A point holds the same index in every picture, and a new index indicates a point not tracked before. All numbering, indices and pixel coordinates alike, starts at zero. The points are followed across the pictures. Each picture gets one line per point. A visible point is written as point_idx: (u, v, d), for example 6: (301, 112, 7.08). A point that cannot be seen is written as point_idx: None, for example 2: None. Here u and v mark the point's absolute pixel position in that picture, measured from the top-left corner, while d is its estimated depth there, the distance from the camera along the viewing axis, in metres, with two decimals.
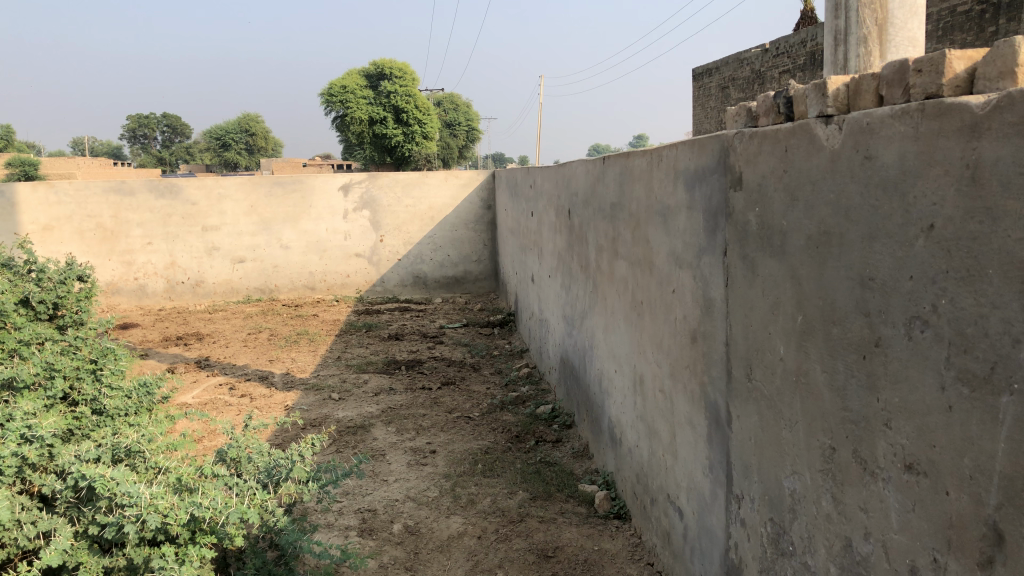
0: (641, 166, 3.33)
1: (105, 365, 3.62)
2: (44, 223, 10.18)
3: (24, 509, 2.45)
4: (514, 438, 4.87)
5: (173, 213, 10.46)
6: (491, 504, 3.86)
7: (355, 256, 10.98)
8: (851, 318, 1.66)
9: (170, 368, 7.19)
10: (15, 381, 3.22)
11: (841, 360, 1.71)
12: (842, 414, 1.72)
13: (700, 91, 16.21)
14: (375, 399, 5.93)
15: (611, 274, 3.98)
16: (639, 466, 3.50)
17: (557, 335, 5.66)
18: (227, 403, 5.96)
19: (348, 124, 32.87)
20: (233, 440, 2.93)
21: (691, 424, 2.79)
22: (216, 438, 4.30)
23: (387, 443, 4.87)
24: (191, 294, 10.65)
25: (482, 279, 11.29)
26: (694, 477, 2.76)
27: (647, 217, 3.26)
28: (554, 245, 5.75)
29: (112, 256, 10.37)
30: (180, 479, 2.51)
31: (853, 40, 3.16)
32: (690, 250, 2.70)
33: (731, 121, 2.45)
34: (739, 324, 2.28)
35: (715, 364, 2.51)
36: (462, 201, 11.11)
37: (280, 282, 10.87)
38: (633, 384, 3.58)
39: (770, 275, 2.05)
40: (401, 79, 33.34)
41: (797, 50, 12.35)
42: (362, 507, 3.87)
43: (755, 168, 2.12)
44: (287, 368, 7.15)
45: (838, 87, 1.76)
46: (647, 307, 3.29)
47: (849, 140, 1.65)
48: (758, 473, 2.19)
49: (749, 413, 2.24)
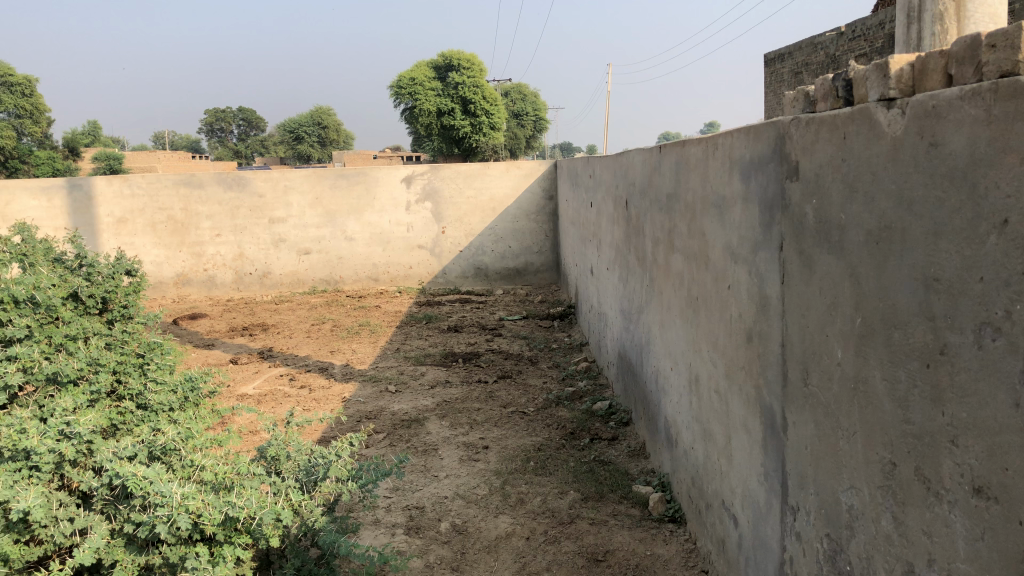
0: (697, 155, 3.17)
1: (151, 360, 3.67)
2: (118, 216, 10.47)
3: (61, 506, 2.49)
4: (569, 435, 4.77)
5: (241, 205, 10.63)
6: (541, 504, 3.77)
7: (417, 248, 10.99)
8: (914, 322, 1.51)
9: (234, 359, 7.30)
10: (59, 375, 3.29)
11: (903, 369, 1.55)
12: (903, 426, 1.57)
13: (772, 77, 15.73)
14: (431, 392, 5.89)
15: (667, 268, 3.83)
16: (694, 469, 3.35)
17: (615, 329, 5.51)
18: (286, 395, 6.01)
19: (416, 116, 33.21)
20: (274, 437, 2.90)
21: (746, 429, 2.63)
22: (258, 434, 4.32)
23: (440, 437, 4.82)
24: (259, 285, 10.84)
25: (544, 271, 11.17)
26: (750, 485, 2.61)
27: (703, 208, 3.10)
28: (612, 237, 5.62)
29: (183, 248, 10.63)
30: (217, 477, 2.52)
31: (928, 17, 2.96)
32: (746, 244, 2.54)
33: (790, 106, 2.28)
34: (796, 324, 2.12)
35: (771, 366, 2.35)
36: (524, 191, 10.99)
37: (345, 273, 10.97)
38: (688, 383, 3.43)
39: (828, 273, 1.90)
40: (470, 69, 33.05)
41: (874, 33, 11.85)
42: (411, 504, 3.82)
43: (812, 156, 1.97)
44: (346, 359, 7.18)
45: (902, 67, 1.59)
46: (703, 303, 3.14)
47: (912, 125, 1.50)
48: (814, 485, 2.04)
49: (805, 420, 2.08)
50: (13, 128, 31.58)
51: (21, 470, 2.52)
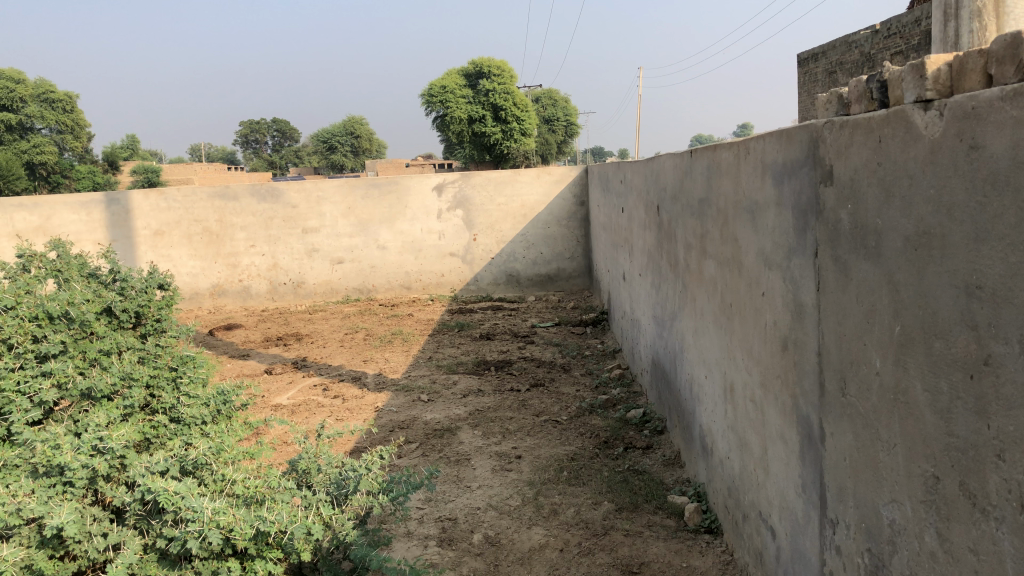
0: (728, 160, 3.12)
1: (184, 373, 3.70)
2: (155, 228, 10.63)
3: (95, 521, 2.53)
4: (602, 443, 4.72)
5: (275, 216, 10.72)
6: (575, 515, 3.73)
7: (449, 255, 11.00)
8: (956, 331, 1.45)
9: (268, 369, 7.35)
10: (94, 391, 3.38)
11: (945, 379, 1.50)
12: (946, 439, 1.51)
13: (806, 77, 15.54)
14: (464, 400, 5.87)
15: (699, 274, 3.78)
16: (730, 479, 3.30)
17: (648, 336, 5.46)
18: (319, 405, 6.04)
19: (447, 123, 33.37)
20: (305, 450, 2.90)
21: (783, 439, 2.57)
22: (289, 447, 4.34)
23: (472, 447, 4.80)
24: (293, 295, 10.92)
25: (576, 277, 11.12)
26: (787, 496, 2.55)
27: (735, 213, 3.05)
28: (644, 243, 5.57)
29: (218, 259, 10.75)
30: (248, 491, 2.54)
31: (966, 13, 2.89)
32: (780, 250, 2.49)
33: (823, 109, 2.23)
34: (833, 332, 2.07)
35: (807, 375, 2.30)
36: (555, 198, 10.95)
37: (377, 282, 11.02)
38: (723, 392, 3.38)
39: (864, 280, 1.85)
40: (500, 76, 33.11)
41: (910, 30, 11.66)
42: (443, 515, 3.80)
43: (847, 160, 1.92)
44: (379, 368, 7.19)
45: (939, 67, 1.55)
46: (737, 310, 3.08)
47: (951, 127, 1.44)
48: (853, 498, 1.98)
49: (844, 431, 2.03)
50: (54, 143, 32.27)
51: (55, 486, 2.57)
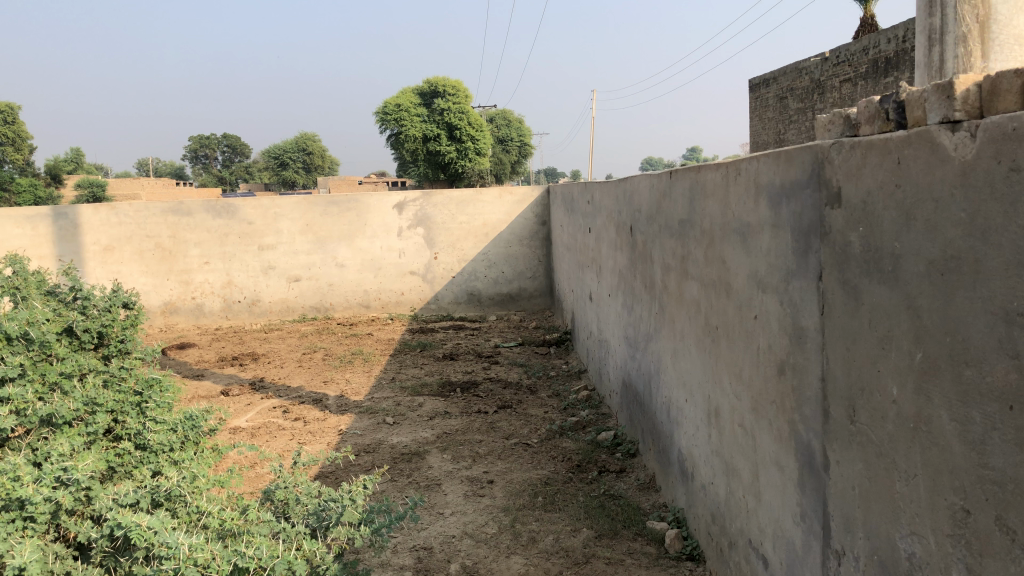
0: (715, 180, 3.09)
1: (150, 398, 3.54)
2: (105, 244, 10.30)
3: (57, 559, 2.40)
4: (575, 467, 4.64)
5: (230, 232, 10.47)
6: (553, 543, 3.63)
7: (410, 274, 10.86)
8: (992, 359, 1.41)
9: (224, 391, 7.11)
10: (54, 417, 3.20)
11: (977, 408, 1.45)
12: (979, 471, 1.46)
13: (757, 102, 15.82)
14: (430, 423, 5.74)
15: (679, 296, 3.73)
16: (714, 505, 3.23)
17: (618, 357, 5.40)
18: (280, 428, 5.85)
19: (402, 141, 33.28)
20: (282, 479, 2.78)
21: (778, 466, 2.52)
22: (260, 477, 4.20)
23: (443, 472, 4.68)
24: (247, 313, 10.65)
25: (537, 297, 11.07)
26: (782, 524, 2.49)
27: (722, 234, 3.02)
28: (614, 263, 5.53)
29: (171, 275, 10.45)
30: (224, 524, 2.43)
31: (950, 39, 2.91)
32: (776, 274, 2.45)
33: (823, 130, 2.21)
34: (840, 358, 2.02)
35: (807, 401, 2.25)
36: (517, 217, 10.91)
37: (335, 300, 10.80)
38: (706, 415, 3.32)
39: (879, 305, 1.79)
40: (455, 95, 33.10)
41: (858, 58, 11.94)
42: (418, 544, 3.68)
43: (858, 182, 1.88)
44: (341, 390, 7.00)
45: (969, 88, 1.53)
46: (724, 333, 3.03)
47: (986, 149, 1.40)
48: (864, 530, 1.93)
49: (852, 459, 1.97)
50: None
51: (15, 521, 2.42)
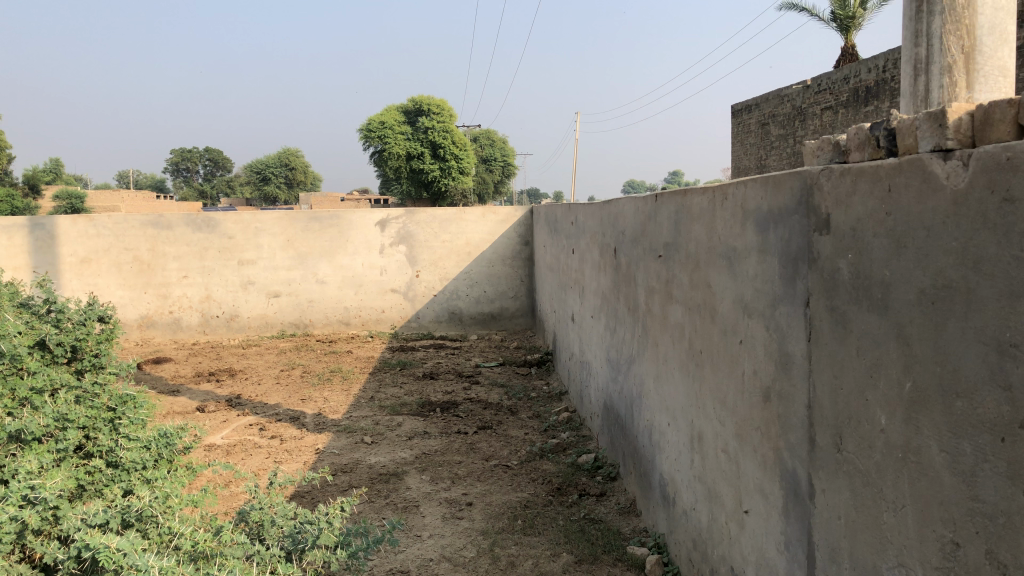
0: (701, 204, 3.09)
1: (124, 414, 3.48)
2: (82, 255, 10.19)
3: None
4: (555, 490, 4.60)
5: (210, 247, 10.38)
6: (532, 568, 3.58)
7: (390, 291, 10.80)
8: (983, 390, 1.39)
9: (200, 407, 7.01)
10: (24, 433, 3.11)
11: (968, 439, 1.43)
12: (969, 504, 1.44)
13: (739, 128, 15.99)
14: (409, 443, 5.68)
15: (663, 319, 3.71)
16: (696, 532, 3.19)
17: (600, 379, 5.38)
18: (255, 446, 5.76)
19: (385, 159, 33.26)
20: (257, 500, 2.73)
21: (762, 493, 2.49)
22: (235, 497, 4.12)
23: (421, 493, 4.62)
24: (225, 328, 10.52)
25: (518, 317, 11.02)
26: (766, 552, 2.46)
27: (708, 259, 3.01)
28: (597, 284, 5.52)
29: (148, 289, 10.32)
30: (196, 546, 2.36)
31: (935, 69, 2.95)
32: (762, 299, 2.44)
33: (811, 156, 2.21)
34: (827, 385, 2.00)
35: (793, 428, 2.23)
36: (500, 236, 10.90)
37: (314, 316, 10.70)
38: (689, 440, 3.29)
39: (868, 331, 1.78)
40: (440, 114, 33.18)
41: (838, 87, 12.10)
42: (394, 568, 3.62)
43: (847, 210, 1.87)
44: (319, 407, 6.91)
45: (961, 117, 1.53)
46: (708, 357, 3.01)
47: (979, 178, 1.40)
48: (850, 559, 1.90)
49: (838, 487, 1.95)
50: None
51: None
